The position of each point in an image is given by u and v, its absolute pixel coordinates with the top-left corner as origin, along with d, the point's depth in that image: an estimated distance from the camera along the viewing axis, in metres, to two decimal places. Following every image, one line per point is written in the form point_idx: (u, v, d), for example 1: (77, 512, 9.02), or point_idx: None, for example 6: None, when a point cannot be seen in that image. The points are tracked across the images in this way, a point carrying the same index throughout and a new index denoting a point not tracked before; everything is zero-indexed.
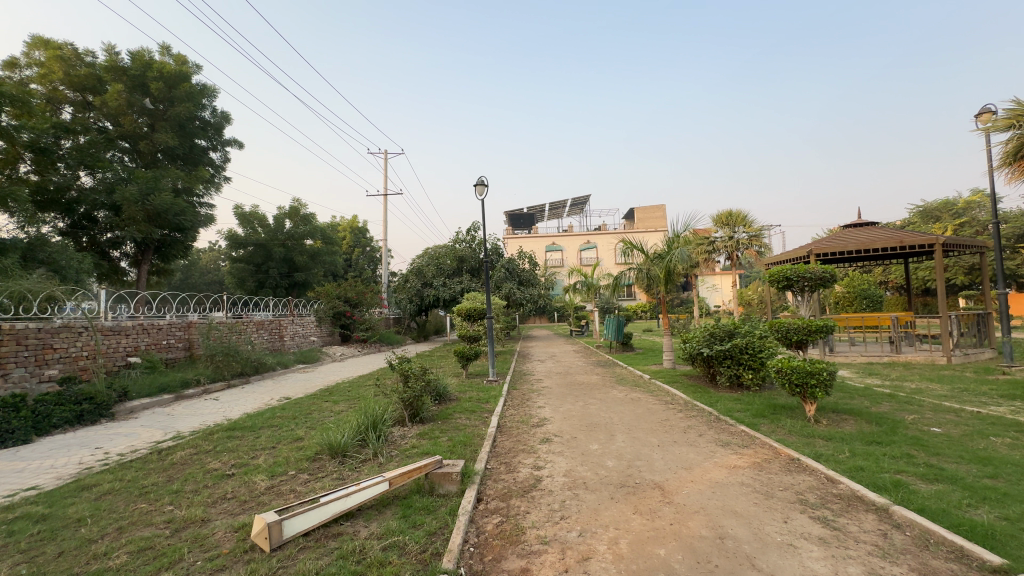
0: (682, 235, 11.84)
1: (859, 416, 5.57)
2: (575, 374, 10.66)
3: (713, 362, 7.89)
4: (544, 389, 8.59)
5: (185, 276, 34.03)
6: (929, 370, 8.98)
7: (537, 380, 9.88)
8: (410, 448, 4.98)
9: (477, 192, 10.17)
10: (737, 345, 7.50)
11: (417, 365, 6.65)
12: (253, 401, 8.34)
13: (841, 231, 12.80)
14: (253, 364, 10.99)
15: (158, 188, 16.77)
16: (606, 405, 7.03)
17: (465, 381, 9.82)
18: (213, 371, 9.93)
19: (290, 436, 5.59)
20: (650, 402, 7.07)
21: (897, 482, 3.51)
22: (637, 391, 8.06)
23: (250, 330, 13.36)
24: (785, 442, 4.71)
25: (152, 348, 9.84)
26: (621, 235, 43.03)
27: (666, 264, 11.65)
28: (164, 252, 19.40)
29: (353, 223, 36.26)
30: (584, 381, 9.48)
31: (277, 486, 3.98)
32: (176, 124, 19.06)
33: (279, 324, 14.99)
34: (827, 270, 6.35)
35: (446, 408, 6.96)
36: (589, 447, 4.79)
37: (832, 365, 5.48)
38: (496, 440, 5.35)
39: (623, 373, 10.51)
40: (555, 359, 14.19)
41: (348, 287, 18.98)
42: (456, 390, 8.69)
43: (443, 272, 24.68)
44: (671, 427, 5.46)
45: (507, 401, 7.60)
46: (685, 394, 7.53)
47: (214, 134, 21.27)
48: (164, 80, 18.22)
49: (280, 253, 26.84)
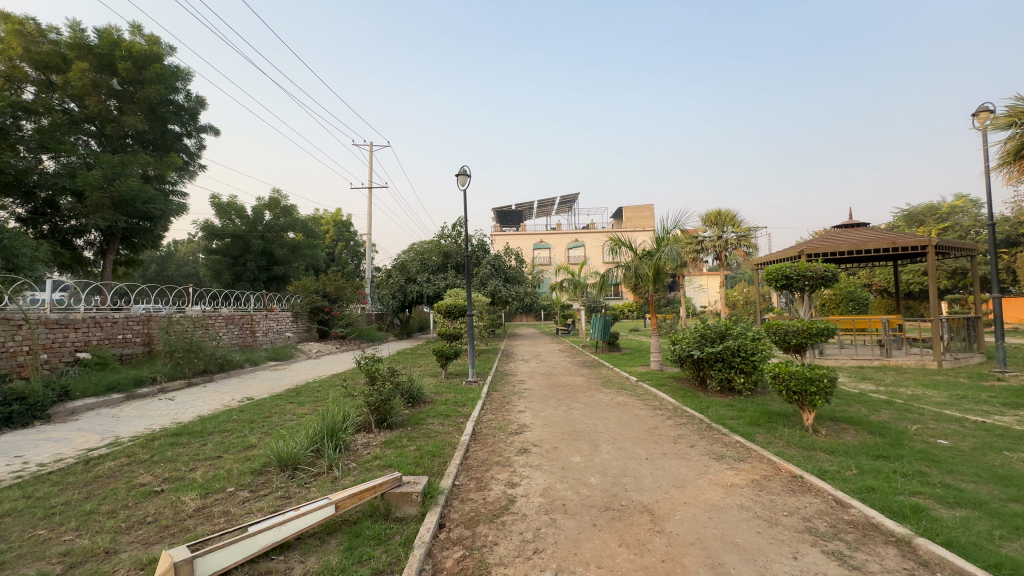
0: (672, 232, 11.45)
1: (858, 426, 5.20)
2: (559, 375, 10.22)
3: (703, 365, 7.51)
4: (526, 391, 8.12)
5: (160, 268, 32.94)
6: (922, 375, 8.72)
7: (520, 381, 9.41)
8: (371, 459, 4.47)
9: (459, 182, 9.65)
10: (729, 348, 7.12)
11: (386, 366, 6.12)
12: (211, 402, 7.72)
13: (832, 232, 12.56)
14: (218, 361, 10.33)
15: (125, 174, 15.87)
16: (591, 410, 6.59)
17: (443, 381, 9.32)
18: (172, 369, 9.25)
19: (240, 444, 5.02)
20: (637, 407, 6.64)
21: (915, 507, 3.10)
22: (623, 395, 7.64)
23: (218, 325, 12.64)
24: (784, 455, 4.30)
25: (106, 343, 9.15)
26: (609, 234, 42.81)
27: (656, 262, 11.23)
28: (132, 242, 18.47)
29: (337, 216, 35.38)
30: (567, 383, 9.05)
31: (209, 508, 3.43)
32: (146, 107, 18.19)
33: (250, 319, 14.24)
34: (829, 268, 5.95)
35: (418, 412, 6.44)
36: (571, 459, 4.32)
37: (832, 372, 5.09)
38: (469, 449, 4.87)
39: (609, 375, 10.11)
40: (540, 359, 13.75)
41: (327, 282, 18.31)
42: (432, 391, 8.18)
43: (427, 268, 24.07)
44: (661, 436, 5.03)
45: (486, 405, 7.11)
46: (674, 399, 7.12)
47: (188, 119, 20.42)
48: (133, 60, 17.33)
49: (258, 246, 25.96)
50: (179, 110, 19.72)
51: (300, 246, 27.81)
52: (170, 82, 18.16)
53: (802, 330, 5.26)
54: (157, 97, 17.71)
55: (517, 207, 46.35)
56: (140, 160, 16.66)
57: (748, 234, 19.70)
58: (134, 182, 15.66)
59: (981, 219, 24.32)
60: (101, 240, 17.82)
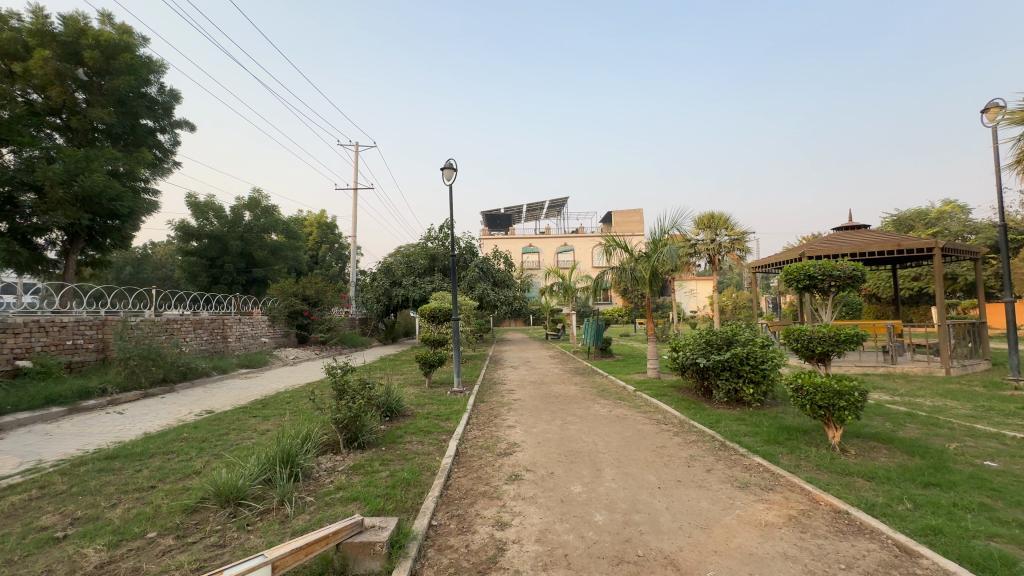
0: (669, 232, 10.90)
1: (889, 444, 4.64)
2: (551, 383, 9.57)
3: (708, 374, 6.92)
4: (516, 402, 7.46)
5: (136, 271, 31.79)
6: (934, 384, 8.24)
7: (509, 391, 8.74)
8: (334, 489, 3.77)
9: (445, 176, 9.00)
10: (737, 356, 6.53)
11: (359, 376, 5.40)
12: (165, 416, 6.91)
13: (832, 234, 12.13)
14: (180, 369, 9.48)
15: (90, 169, 14.93)
16: (588, 424, 5.95)
17: (426, 391, 8.61)
18: (126, 378, 8.40)
19: (181, 471, 4.27)
20: (639, 421, 6.01)
21: (1000, 556, 2.51)
22: (622, 407, 7.02)
23: (186, 331, 11.76)
24: (819, 483, 3.69)
25: (52, 350, 8.29)
26: (599, 238, 42.47)
27: (652, 264, 10.66)
28: (99, 241, 17.45)
29: (321, 217, 34.42)
30: (560, 393, 8.40)
31: (117, 563, 2.71)
32: (115, 100, 17.25)
33: (222, 324, 13.35)
34: (857, 267, 5.46)
35: (395, 429, 5.73)
36: (571, 490, 3.66)
37: (863, 385, 4.50)
38: (451, 476, 4.18)
39: (604, 383, 9.49)
40: (530, 366, 13.11)
41: (308, 284, 17.48)
42: (413, 403, 7.46)
43: (413, 271, 23.32)
44: (671, 458, 4.40)
45: (471, 419, 6.44)
46: (677, 411, 6.51)
47: (162, 114, 19.54)
48: (101, 49, 16.38)
49: (237, 247, 24.96)
50: (152, 104, 18.83)
51: (281, 247, 26.86)
52: (141, 74, 17.25)
53: (830, 336, 4.66)
54: (127, 88, 16.80)
55: (506, 210, 45.72)
56: (107, 155, 15.73)
57: (742, 237, 19.31)
58: (99, 178, 14.74)
59: (970, 224, 24.29)
60: (65, 239, 16.80)
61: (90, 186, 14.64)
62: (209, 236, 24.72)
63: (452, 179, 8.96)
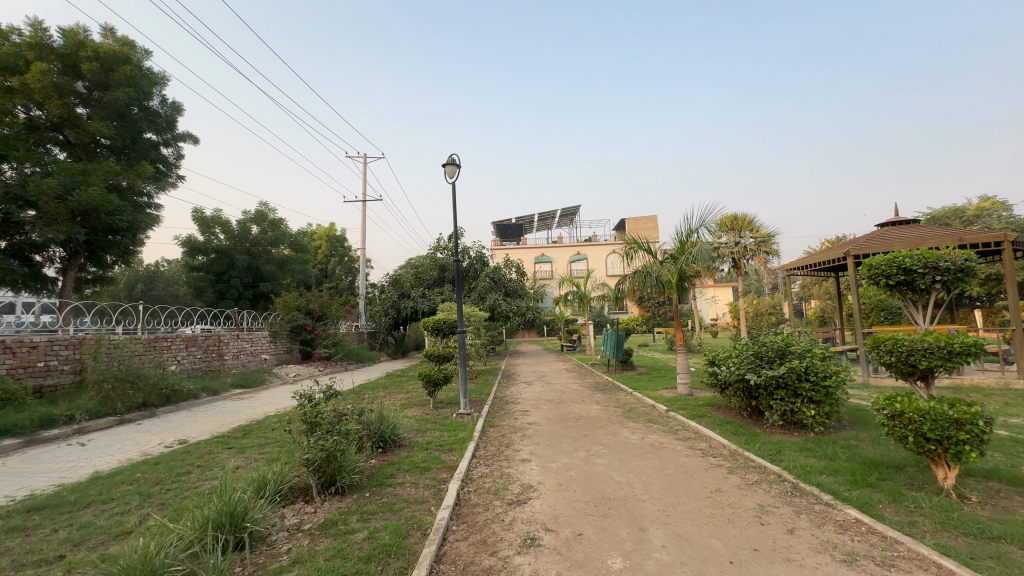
0: (698, 232, 9.87)
1: (1019, 487, 3.53)
2: (570, 402, 8.52)
3: (757, 393, 5.87)
4: (530, 428, 6.46)
5: (148, 289, 31.79)
6: (1022, 399, 6.99)
7: (522, 412, 7.76)
8: (288, 565, 2.79)
9: (448, 173, 8.19)
10: (793, 370, 5.46)
11: (339, 404, 4.42)
12: (131, 449, 6.05)
13: (876, 231, 10.98)
14: (163, 392, 8.66)
15: (87, 183, 14.45)
16: (619, 456, 4.93)
17: (429, 414, 7.68)
18: (98, 404, 7.58)
19: (104, 534, 3.33)
20: (681, 452, 4.95)
21: None
22: (656, 432, 5.95)
23: (177, 349, 10.99)
24: (958, 556, 2.61)
25: (21, 373, 7.58)
26: (613, 246, 41.41)
27: (679, 267, 9.71)
28: (99, 256, 16.99)
29: (331, 230, 34.01)
30: (581, 414, 7.36)
31: None
32: (115, 112, 16.85)
33: (217, 341, 12.58)
34: (968, 259, 5.30)
35: (386, 467, 4.77)
36: (608, 567, 2.64)
37: (987, 412, 3.42)
38: (447, 539, 3.18)
39: (630, 402, 8.42)
40: (545, 381, 12.09)
41: (311, 297, 16.72)
42: (413, 430, 6.48)
43: (422, 283, 22.52)
44: (736, 511, 3.36)
45: (479, 450, 5.45)
46: (724, 438, 5.45)
47: (165, 127, 19.22)
48: (99, 61, 15.98)
49: (244, 262, 24.47)
50: (154, 115, 18.57)
51: (289, 261, 26.34)
52: (139, 85, 16.77)
53: (939, 347, 3.75)
54: (126, 100, 16.33)
55: (517, 220, 44.91)
56: (106, 168, 15.30)
57: (768, 239, 18.19)
58: (96, 192, 14.25)
59: (1012, 220, 22.68)
60: (65, 256, 16.38)
61: (86, 201, 14.15)
62: (215, 251, 24.31)
63: (455, 178, 8.13)
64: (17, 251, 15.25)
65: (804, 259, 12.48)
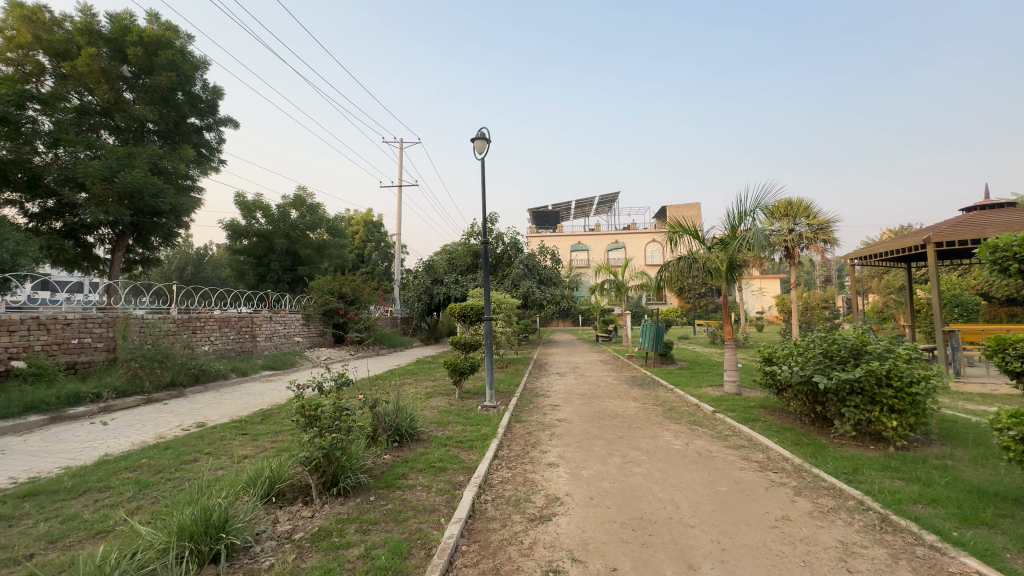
0: (752, 215, 8.91)
1: None
2: (605, 398, 7.88)
3: (823, 397, 5.08)
4: (560, 426, 5.89)
5: (197, 271, 33.18)
6: None
7: (552, 406, 7.20)
8: None
9: (477, 149, 7.67)
10: (871, 374, 4.63)
11: (344, 395, 3.98)
12: (147, 431, 5.90)
13: (962, 216, 9.62)
14: (191, 371, 8.64)
15: (132, 166, 14.82)
16: (660, 466, 4.30)
17: (453, 406, 7.24)
18: (126, 382, 7.58)
19: (82, 531, 3.01)
20: (734, 464, 4.25)
21: None
22: (703, 437, 5.25)
23: (210, 330, 11.07)
24: None
25: (55, 349, 7.67)
26: (652, 235, 39.95)
27: (729, 254, 8.81)
28: (145, 237, 17.57)
29: (368, 216, 34.29)
30: (616, 412, 6.72)
31: None
32: (159, 97, 17.16)
33: (250, 322, 12.64)
34: None
35: (396, 465, 4.34)
36: None
37: None
38: (454, 563, 2.68)
39: (671, 400, 7.70)
40: (578, 373, 11.48)
41: (344, 281, 16.66)
42: (433, 423, 6.05)
43: (455, 269, 22.23)
44: (814, 551, 2.69)
45: (502, 449, 4.94)
46: (785, 449, 4.71)
47: (207, 112, 19.59)
48: (144, 46, 16.21)
49: (283, 245, 24.93)
50: (196, 100, 18.92)
51: (326, 245, 26.67)
52: (182, 70, 17.01)
53: None
54: (169, 84, 16.61)
55: (554, 207, 43.97)
56: (150, 152, 15.68)
57: (826, 226, 16.70)
58: (140, 174, 14.58)
59: None
60: (114, 237, 16.97)
61: (131, 183, 14.50)
62: (256, 235, 24.87)
63: (484, 153, 7.58)
64: (70, 231, 15.94)
65: (871, 247, 11.20)
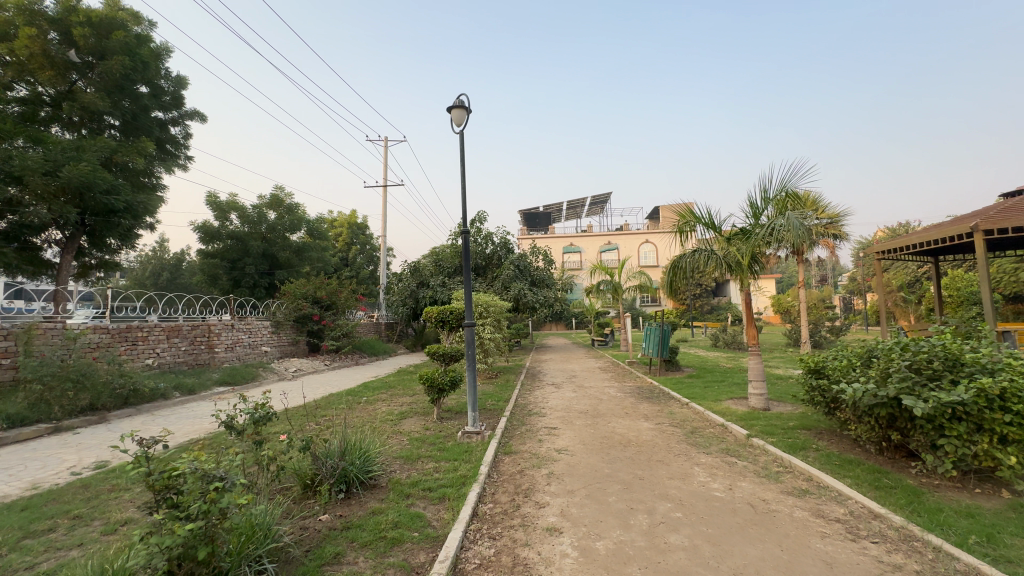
0: (777, 200, 7.69)
1: None
2: (610, 417, 6.63)
3: (907, 424, 3.86)
4: (560, 461, 4.61)
5: (174, 276, 31.87)
6: None
7: (549, 430, 5.91)
8: None
9: (455, 121, 6.36)
10: (979, 395, 3.42)
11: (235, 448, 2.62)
12: (23, 476, 4.54)
13: (1010, 202, 8.50)
14: (119, 392, 7.26)
15: (79, 159, 13.40)
16: (706, 532, 3.02)
17: (429, 433, 5.94)
18: (26, 408, 6.19)
19: None
20: (810, 530, 3.00)
21: None
22: (749, 478, 3.99)
23: (155, 342, 9.72)
24: None
25: None
26: (646, 235, 39.01)
27: (752, 247, 7.64)
28: (100, 239, 16.06)
29: (352, 218, 32.90)
30: (626, 436, 5.47)
31: None
32: (114, 85, 15.67)
33: (206, 331, 11.21)
34: None
35: (331, 537, 3.04)
36: None
37: None
38: None
39: (690, 419, 6.45)
40: (576, 384, 10.25)
41: (318, 284, 15.23)
42: (399, 459, 4.76)
43: (443, 271, 21.00)
44: None
45: (485, 504, 3.65)
46: (869, 497, 3.47)
47: (171, 103, 18.20)
48: (92, 28, 14.67)
49: (259, 248, 23.47)
50: (160, 92, 17.58)
51: (305, 248, 25.22)
52: (137, 55, 15.51)
53: None
54: (122, 70, 15.10)
55: (544, 208, 42.82)
56: (102, 144, 14.24)
57: (836, 220, 15.57)
58: (87, 168, 13.13)
59: None
60: (64, 238, 15.47)
61: (77, 179, 13.03)
62: (229, 237, 23.37)
63: (464, 125, 6.22)
64: (15, 234, 14.38)
65: (902, 239, 10.07)
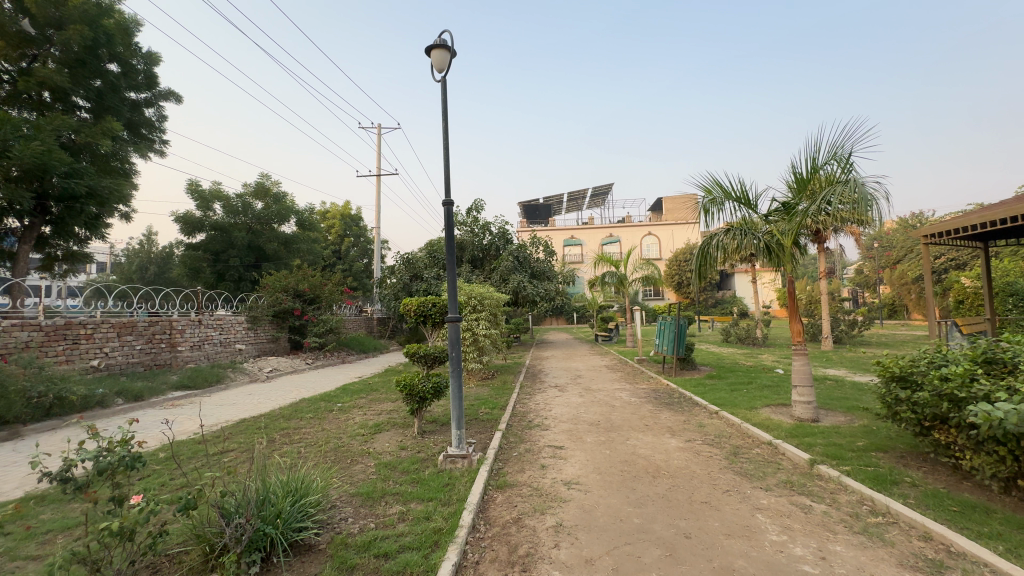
0: (827, 171, 6.42)
1: None
2: (627, 431, 5.43)
3: None
4: (569, 504, 3.41)
5: (162, 271, 30.75)
6: None
7: (554, 452, 4.70)
8: None
9: (437, 66, 4.98)
10: None
11: None
12: None
13: None
14: (38, 402, 6.10)
15: (32, 138, 11.96)
16: None
17: (403, 455, 4.75)
18: None
19: None
20: None
21: None
22: (842, 540, 2.78)
23: (102, 340, 8.59)
24: None
25: None
26: (648, 227, 37.84)
27: (797, 227, 6.38)
28: (66, 229, 14.81)
29: (345, 209, 31.64)
30: (654, 462, 4.27)
31: None
32: (76, 59, 14.39)
33: (168, 328, 10.01)
34: None
35: None
36: None
37: None
38: None
39: (725, 434, 5.25)
40: (581, 386, 9.04)
41: (299, 276, 13.96)
42: (355, 501, 3.55)
43: (437, 263, 19.76)
44: None
45: None
46: None
47: (144, 82, 16.96)
48: None
49: (244, 240, 22.21)
50: (132, 71, 16.34)
51: (294, 240, 23.96)
52: (100, 26, 14.23)
53: None
54: (82, 42, 13.72)
55: (545, 200, 41.59)
56: (60, 122, 12.86)
57: None
58: (40, 148, 11.71)
59: None
60: (22, 227, 14.27)
61: (29, 159, 11.65)
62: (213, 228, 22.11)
63: (447, 70, 4.94)
64: None
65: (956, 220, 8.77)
